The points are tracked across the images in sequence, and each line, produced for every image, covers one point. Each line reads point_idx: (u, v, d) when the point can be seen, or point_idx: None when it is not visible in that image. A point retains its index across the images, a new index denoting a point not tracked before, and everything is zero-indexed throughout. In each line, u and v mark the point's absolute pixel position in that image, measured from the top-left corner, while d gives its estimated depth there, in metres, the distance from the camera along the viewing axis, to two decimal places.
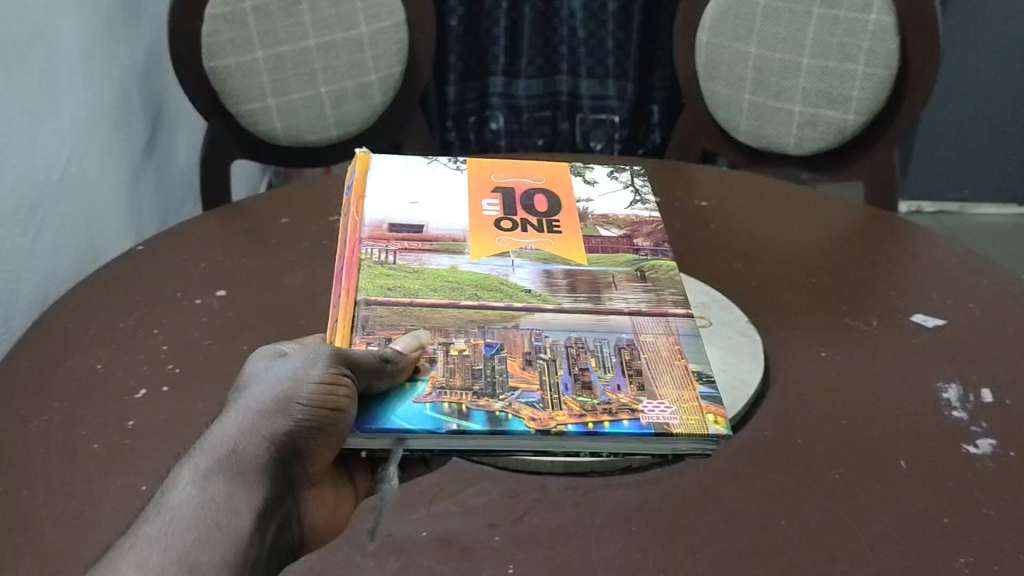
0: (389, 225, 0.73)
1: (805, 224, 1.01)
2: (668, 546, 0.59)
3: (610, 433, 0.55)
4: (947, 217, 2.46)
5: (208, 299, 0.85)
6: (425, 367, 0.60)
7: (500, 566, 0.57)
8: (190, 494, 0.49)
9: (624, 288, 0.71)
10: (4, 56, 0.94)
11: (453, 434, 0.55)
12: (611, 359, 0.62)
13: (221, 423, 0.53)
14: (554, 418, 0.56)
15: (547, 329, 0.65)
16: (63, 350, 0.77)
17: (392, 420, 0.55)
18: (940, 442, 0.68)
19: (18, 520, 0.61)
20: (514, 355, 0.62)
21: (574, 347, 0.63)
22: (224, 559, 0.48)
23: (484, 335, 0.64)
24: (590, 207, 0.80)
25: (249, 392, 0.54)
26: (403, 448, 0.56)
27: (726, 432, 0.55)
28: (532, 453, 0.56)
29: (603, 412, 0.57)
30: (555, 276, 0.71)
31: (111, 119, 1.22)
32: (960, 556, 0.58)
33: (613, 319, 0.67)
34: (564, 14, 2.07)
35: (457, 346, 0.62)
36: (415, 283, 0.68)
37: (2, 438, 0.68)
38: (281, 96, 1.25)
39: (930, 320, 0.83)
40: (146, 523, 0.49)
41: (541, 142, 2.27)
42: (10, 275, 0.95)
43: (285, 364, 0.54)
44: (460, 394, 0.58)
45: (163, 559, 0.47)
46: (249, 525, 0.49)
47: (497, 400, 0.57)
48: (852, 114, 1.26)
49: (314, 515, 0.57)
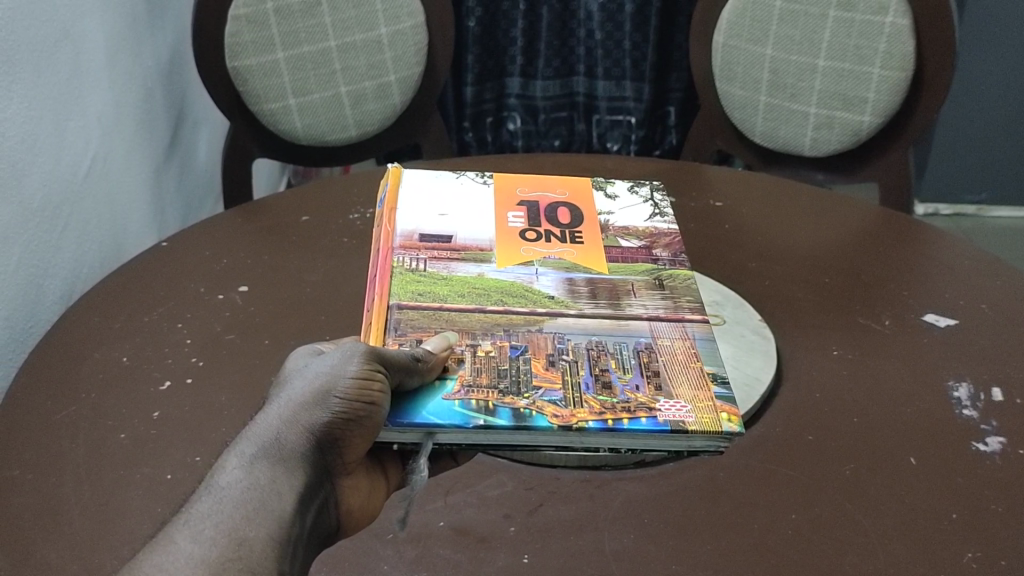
0: (420, 235, 0.75)
1: (820, 225, 1.02)
2: (679, 538, 0.60)
3: (628, 429, 0.56)
4: (964, 219, 2.46)
5: (231, 295, 0.87)
6: (453, 367, 0.62)
7: (516, 555, 0.59)
8: (237, 477, 0.50)
9: (643, 294, 0.72)
10: (32, 56, 0.96)
11: (479, 429, 0.56)
12: (630, 360, 0.64)
13: (264, 415, 0.54)
14: (575, 414, 0.57)
15: (568, 333, 0.66)
16: (89, 343, 0.79)
17: (422, 415, 0.57)
18: (950, 440, 0.69)
19: (46, 506, 0.62)
20: (538, 356, 0.64)
21: (594, 350, 0.65)
22: (271, 536, 0.48)
23: (509, 337, 0.65)
24: (611, 219, 0.82)
25: (289, 387, 0.55)
26: (432, 443, 0.57)
27: (740, 430, 0.56)
28: (555, 448, 0.57)
29: (621, 409, 0.58)
30: (577, 282, 0.72)
31: (135, 117, 1.24)
32: (968, 552, 0.59)
33: (632, 323, 0.68)
34: (581, 15, 2.08)
35: (483, 347, 0.64)
36: (444, 289, 0.70)
37: (30, 428, 0.69)
38: (302, 95, 1.27)
39: (943, 320, 0.84)
40: (197, 502, 0.49)
41: (558, 142, 2.29)
42: (37, 269, 0.97)
43: (323, 362, 0.56)
44: (487, 391, 0.59)
45: (216, 533, 0.47)
46: (292, 507, 0.50)
47: (522, 398, 0.59)
48: (867, 116, 1.27)
49: (349, 502, 0.57)
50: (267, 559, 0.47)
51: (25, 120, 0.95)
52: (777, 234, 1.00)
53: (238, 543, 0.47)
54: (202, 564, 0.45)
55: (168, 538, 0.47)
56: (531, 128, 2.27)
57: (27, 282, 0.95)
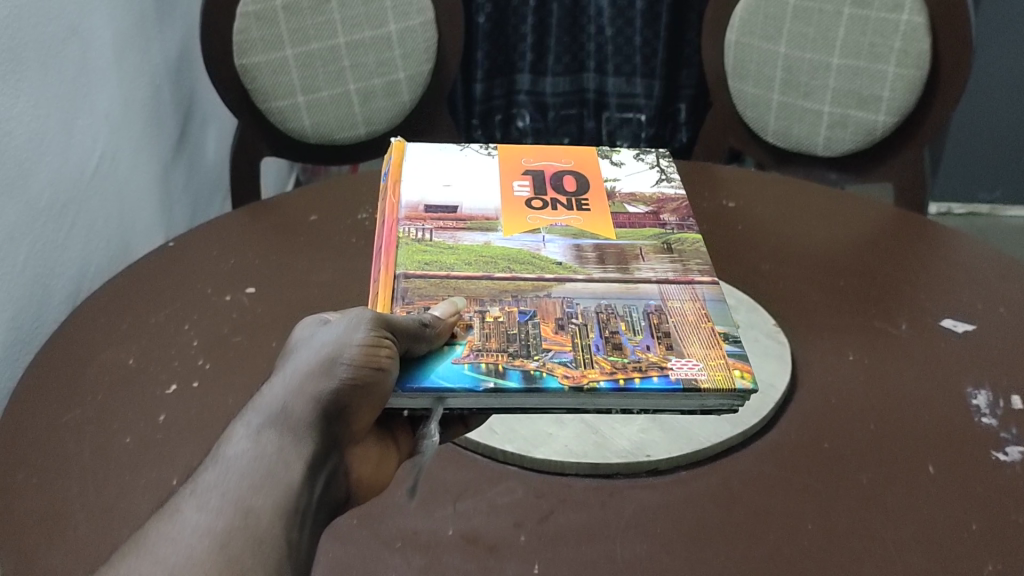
0: (425, 207, 0.74)
1: (835, 225, 1.01)
2: (692, 548, 0.59)
3: (641, 389, 0.56)
4: (977, 218, 2.44)
5: (238, 296, 0.86)
6: (461, 333, 0.61)
7: (526, 565, 0.58)
8: (244, 446, 0.49)
9: (652, 259, 0.71)
10: (40, 55, 0.95)
11: (490, 391, 0.56)
12: (640, 322, 0.63)
13: (270, 384, 0.52)
14: (586, 375, 0.57)
15: (577, 297, 0.65)
16: (95, 345, 0.78)
17: (432, 379, 0.56)
18: (970, 448, 0.68)
19: (51, 510, 0.61)
20: (547, 321, 0.63)
21: (604, 313, 0.64)
22: (280, 505, 0.47)
23: (517, 303, 0.64)
24: (617, 186, 0.80)
25: (294, 356, 0.54)
26: (443, 407, 0.57)
27: (752, 387, 0.56)
28: (566, 410, 0.58)
29: (633, 369, 0.57)
30: (585, 249, 0.71)
31: (142, 113, 1.23)
32: (988, 563, 0.58)
33: (642, 286, 0.67)
34: (592, 12, 2.06)
35: (492, 313, 0.63)
36: (451, 258, 0.68)
37: (35, 430, 0.69)
38: (311, 92, 1.26)
39: (961, 325, 0.82)
40: (204, 473, 0.48)
41: (567, 140, 2.28)
42: (44, 269, 0.96)
43: (330, 328, 0.55)
44: (496, 355, 0.59)
45: (221, 502, 0.46)
46: (302, 475, 0.48)
47: (532, 360, 0.58)
48: (882, 115, 1.26)
49: (359, 469, 0.56)
50: (274, 526, 0.46)
51: (32, 119, 0.94)
52: (790, 236, 0.99)
53: (245, 509, 0.46)
54: (209, 535, 0.44)
55: (174, 509, 0.45)
56: (541, 125, 2.26)
57: (35, 283, 0.94)
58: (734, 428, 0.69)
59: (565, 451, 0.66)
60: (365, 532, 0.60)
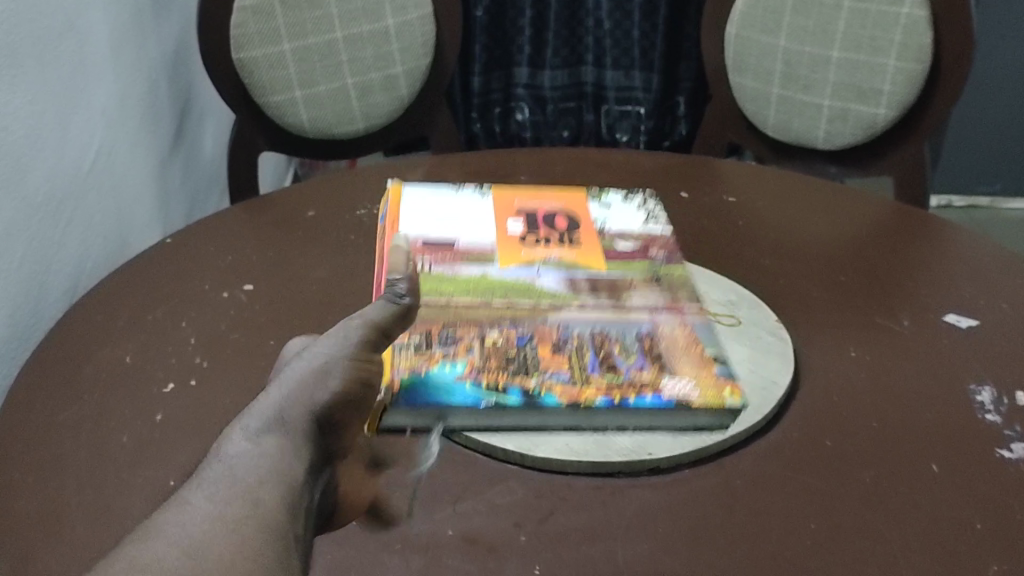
0: None
1: (836, 220, 1.01)
2: (695, 548, 0.58)
3: (634, 405, 0.67)
4: (977, 211, 2.42)
5: (236, 293, 0.86)
6: (464, 354, 0.72)
7: (527, 565, 0.57)
8: (245, 446, 0.48)
9: (642, 291, 0.81)
10: (36, 49, 0.94)
11: (492, 407, 0.67)
12: (633, 346, 0.74)
13: (263, 396, 0.53)
14: (583, 393, 0.68)
15: (573, 323, 0.76)
16: (92, 343, 0.78)
17: (448, 393, 0.68)
18: (973, 446, 0.67)
19: (47, 511, 0.61)
20: (545, 344, 0.74)
21: (597, 337, 0.75)
22: (285, 498, 0.46)
23: (517, 328, 0.75)
24: None
25: (283, 372, 0.54)
26: (444, 425, 0.68)
27: (740, 405, 0.68)
28: (564, 429, 0.68)
29: (627, 388, 0.68)
30: (577, 279, 0.82)
31: (139, 108, 1.23)
32: (993, 562, 0.57)
33: (632, 314, 0.78)
34: (590, 5, 2.06)
35: (492, 337, 0.74)
36: None
37: (31, 429, 0.68)
38: (309, 86, 1.25)
39: (964, 321, 0.82)
40: (206, 471, 0.47)
41: (566, 134, 2.25)
42: (41, 265, 0.96)
43: (317, 344, 0.56)
44: (497, 373, 0.70)
45: (228, 493, 0.45)
46: (303, 474, 0.49)
47: (532, 378, 0.69)
48: (883, 109, 1.25)
49: (347, 488, 0.57)
50: (281, 514, 0.45)
51: (29, 114, 0.93)
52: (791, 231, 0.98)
53: (253, 498, 0.45)
54: (219, 519, 0.43)
55: (182, 499, 0.45)
56: (539, 118, 2.24)
57: (31, 279, 0.94)
58: (736, 426, 0.68)
59: (567, 450, 0.66)
60: (364, 533, 0.60)
